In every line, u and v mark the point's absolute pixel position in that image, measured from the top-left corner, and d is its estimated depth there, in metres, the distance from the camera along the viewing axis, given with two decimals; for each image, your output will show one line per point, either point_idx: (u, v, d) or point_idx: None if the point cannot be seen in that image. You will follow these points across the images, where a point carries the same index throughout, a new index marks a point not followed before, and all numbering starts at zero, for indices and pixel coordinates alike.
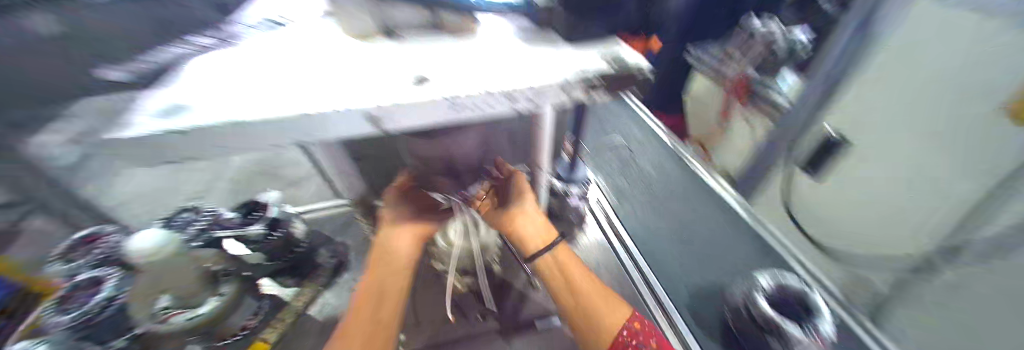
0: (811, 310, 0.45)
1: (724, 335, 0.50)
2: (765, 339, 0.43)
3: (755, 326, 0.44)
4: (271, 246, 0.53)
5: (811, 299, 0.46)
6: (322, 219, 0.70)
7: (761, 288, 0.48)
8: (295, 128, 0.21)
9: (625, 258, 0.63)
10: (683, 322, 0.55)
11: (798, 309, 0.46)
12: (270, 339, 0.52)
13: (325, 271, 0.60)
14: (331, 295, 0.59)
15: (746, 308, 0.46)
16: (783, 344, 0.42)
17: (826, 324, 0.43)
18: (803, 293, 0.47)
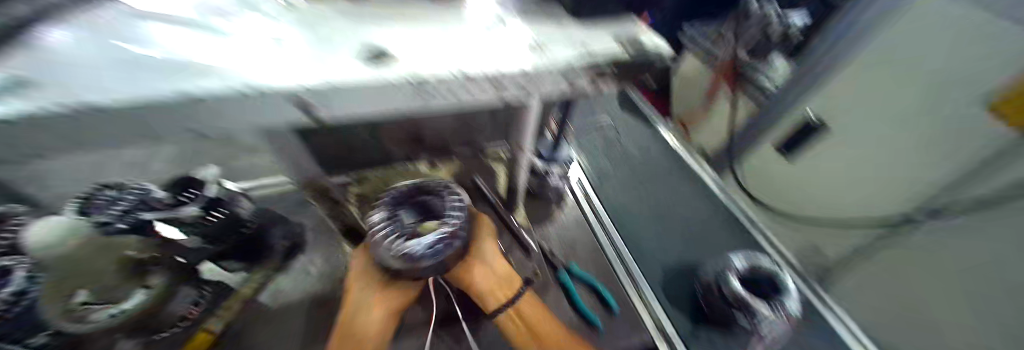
0: (780, 288, 0.48)
1: (695, 311, 0.53)
2: (736, 315, 0.45)
3: (728, 305, 0.46)
4: (212, 227, 0.45)
5: (780, 280, 0.49)
6: (273, 195, 0.61)
7: (738, 270, 0.49)
8: (233, 117, 0.22)
9: (602, 236, 0.61)
10: (658, 305, 0.53)
11: (769, 289, 0.49)
12: (215, 328, 0.45)
13: (278, 253, 0.53)
14: (287, 278, 0.53)
15: (723, 288, 0.48)
16: (751, 316, 0.44)
17: (793, 302, 0.46)
18: (773, 273, 0.49)
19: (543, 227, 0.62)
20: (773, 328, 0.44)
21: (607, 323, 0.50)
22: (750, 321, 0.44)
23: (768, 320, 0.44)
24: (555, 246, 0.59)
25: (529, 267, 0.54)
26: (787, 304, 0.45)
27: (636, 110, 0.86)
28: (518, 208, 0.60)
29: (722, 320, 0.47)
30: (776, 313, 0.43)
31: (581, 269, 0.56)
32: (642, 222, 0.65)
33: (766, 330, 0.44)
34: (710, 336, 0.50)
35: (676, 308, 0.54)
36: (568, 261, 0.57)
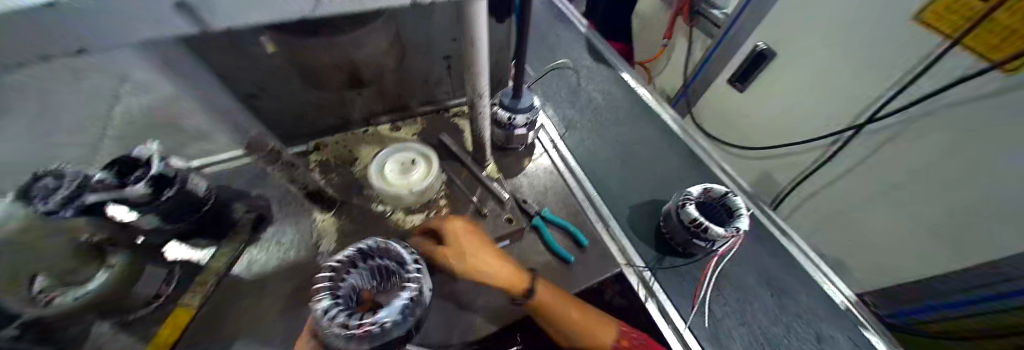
0: (731, 210, 0.50)
1: (660, 239, 0.58)
2: (692, 239, 0.49)
3: (685, 230, 0.50)
4: (169, 208, 0.42)
5: (730, 201, 0.51)
6: (229, 172, 0.57)
7: (694, 197, 0.52)
8: (91, 25, 0.15)
9: (570, 179, 0.62)
10: (625, 237, 0.58)
11: (723, 211, 0.52)
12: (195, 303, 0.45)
13: (245, 228, 0.51)
14: (258, 250, 0.52)
15: (681, 217, 0.50)
16: (703, 239, 0.48)
17: (742, 221, 0.48)
18: (726, 197, 0.51)
19: (514, 177, 0.62)
20: (726, 245, 0.49)
21: (578, 256, 0.54)
22: (706, 242, 0.48)
23: (722, 239, 0.48)
24: (528, 194, 0.61)
25: (502, 213, 0.56)
26: (740, 224, 0.48)
27: (600, 56, 0.86)
28: (487, 161, 0.61)
29: (684, 244, 0.52)
30: (729, 232, 0.46)
31: (553, 211, 0.58)
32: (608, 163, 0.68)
33: (716, 246, 0.49)
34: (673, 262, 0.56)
35: (644, 240, 0.58)
36: (540, 206, 0.59)
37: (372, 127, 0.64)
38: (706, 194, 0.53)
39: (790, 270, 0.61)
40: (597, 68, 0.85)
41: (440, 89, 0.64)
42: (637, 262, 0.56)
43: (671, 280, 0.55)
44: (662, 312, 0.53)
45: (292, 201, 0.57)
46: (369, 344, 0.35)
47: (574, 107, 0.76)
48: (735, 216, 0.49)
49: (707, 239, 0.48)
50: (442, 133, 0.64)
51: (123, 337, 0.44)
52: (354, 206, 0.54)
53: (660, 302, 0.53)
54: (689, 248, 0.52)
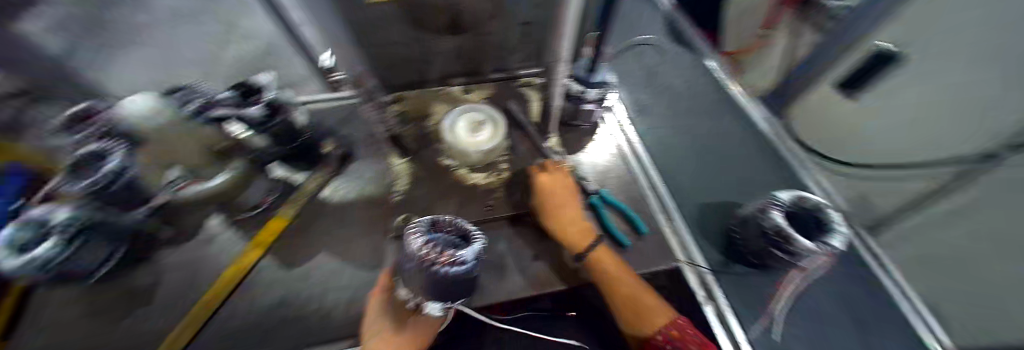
0: (824, 225, 0.45)
1: (727, 245, 0.53)
2: (769, 248, 0.45)
3: (763, 237, 0.45)
4: (275, 129, 0.47)
5: (824, 214, 0.46)
6: (324, 111, 0.66)
7: (781, 203, 0.47)
8: None
9: (636, 165, 0.60)
10: (688, 233, 0.55)
11: (813, 225, 0.47)
12: (288, 215, 0.53)
13: (332, 161, 0.58)
14: (342, 181, 0.58)
15: (761, 222, 0.46)
16: (785, 251, 0.43)
17: (837, 238, 0.42)
18: (818, 209, 0.47)
19: (576, 154, 0.61)
20: (809, 261, 0.44)
21: (635, 243, 0.52)
22: (788, 255, 0.43)
23: (808, 255, 0.43)
24: (588, 172, 0.60)
25: None
26: (832, 241, 0.42)
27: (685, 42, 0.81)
28: (552, 133, 0.61)
29: (758, 254, 0.47)
30: (819, 248, 0.41)
31: (612, 194, 0.57)
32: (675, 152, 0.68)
33: (799, 261, 0.43)
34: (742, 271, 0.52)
35: (709, 240, 0.55)
36: (600, 186, 0.58)
37: (444, 88, 0.65)
38: (794, 203, 0.48)
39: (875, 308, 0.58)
40: (681, 59, 0.87)
41: (511, 57, 0.61)
42: (700, 265, 0.52)
43: (734, 288, 0.51)
44: (723, 322, 0.49)
45: (370, 143, 0.63)
46: (434, 286, 0.37)
47: (648, 94, 0.80)
48: (828, 234, 0.44)
49: (791, 252, 0.42)
50: (510, 100, 0.65)
51: (233, 232, 0.53)
52: (425, 157, 0.58)
53: (720, 308, 0.49)
54: (764, 259, 0.47)
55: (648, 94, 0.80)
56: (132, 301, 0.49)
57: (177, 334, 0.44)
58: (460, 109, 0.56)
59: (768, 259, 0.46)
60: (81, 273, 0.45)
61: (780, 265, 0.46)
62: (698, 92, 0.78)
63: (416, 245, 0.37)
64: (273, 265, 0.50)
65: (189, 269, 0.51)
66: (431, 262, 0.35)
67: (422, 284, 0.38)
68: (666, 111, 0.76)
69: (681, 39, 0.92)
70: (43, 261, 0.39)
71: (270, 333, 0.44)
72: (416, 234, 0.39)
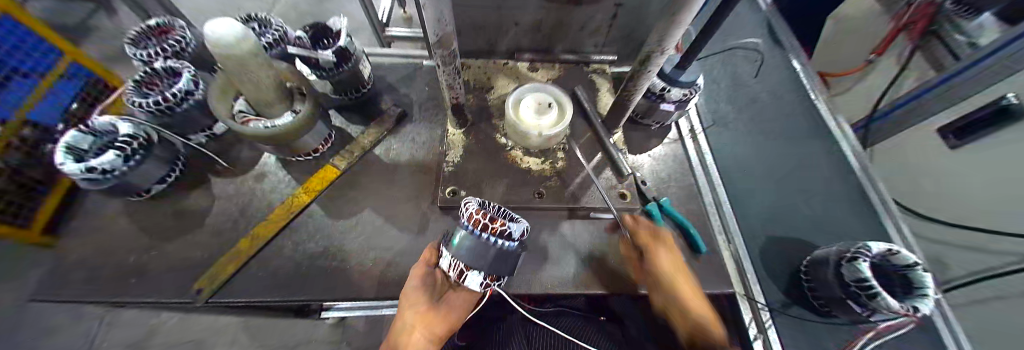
0: (913, 286, 0.42)
1: (794, 284, 0.53)
2: (845, 298, 0.42)
3: (841, 286, 0.43)
4: (338, 78, 0.51)
5: (916, 274, 0.42)
6: (383, 67, 0.64)
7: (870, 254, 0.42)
8: None
9: (703, 178, 0.57)
10: (750, 264, 0.53)
11: (902, 284, 0.43)
12: (340, 166, 0.52)
13: (389, 118, 0.57)
14: (395, 141, 0.57)
15: (840, 270, 0.43)
16: (862, 304, 0.40)
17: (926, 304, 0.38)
18: (909, 268, 0.42)
19: (638, 155, 0.57)
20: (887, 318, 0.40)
21: (689, 261, 0.49)
22: (866, 309, 0.40)
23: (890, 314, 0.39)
24: (648, 177, 0.56)
25: (616, 187, 0.52)
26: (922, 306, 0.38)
27: None
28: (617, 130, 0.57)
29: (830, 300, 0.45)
30: (908, 310, 0.38)
31: (671, 205, 0.53)
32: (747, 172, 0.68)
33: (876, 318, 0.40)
34: (802, 313, 0.51)
35: (772, 274, 0.55)
36: (659, 193, 0.54)
37: (512, 62, 0.64)
38: (880, 254, 0.44)
39: None
40: (774, 68, 0.80)
41: (589, 39, 0.61)
42: (759, 302, 0.51)
43: (794, 335, 0.50)
44: None
45: (426, 105, 0.61)
46: (478, 254, 0.37)
47: (728, 103, 0.77)
48: (918, 297, 0.40)
49: (870, 307, 0.39)
50: (577, 86, 0.61)
51: (283, 173, 0.54)
52: (481, 130, 0.56)
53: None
54: (833, 307, 0.45)
55: (728, 104, 0.77)
56: (183, 223, 0.50)
57: (221, 266, 0.45)
58: (527, 87, 0.54)
59: (839, 308, 0.44)
60: (141, 187, 0.48)
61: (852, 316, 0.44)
62: (785, 113, 0.73)
63: (471, 210, 0.37)
64: (320, 213, 0.49)
65: (237, 202, 0.52)
66: (483, 228, 0.36)
67: (474, 258, 0.37)
68: (748, 125, 0.74)
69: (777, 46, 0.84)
70: (105, 171, 0.42)
71: (310, 279, 0.44)
72: (474, 201, 0.39)
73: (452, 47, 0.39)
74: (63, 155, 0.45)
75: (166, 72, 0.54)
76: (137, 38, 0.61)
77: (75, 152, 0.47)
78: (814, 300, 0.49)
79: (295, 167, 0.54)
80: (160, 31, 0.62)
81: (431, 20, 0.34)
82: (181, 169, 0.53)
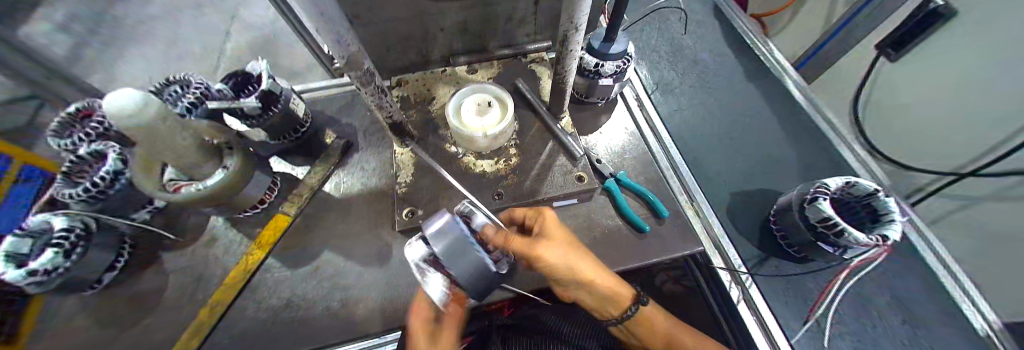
0: (877, 212, 0.43)
1: (767, 233, 0.53)
2: (815, 241, 0.43)
3: (809, 230, 0.43)
4: (271, 123, 0.49)
5: (879, 200, 0.42)
6: (322, 100, 0.62)
7: (830, 191, 0.43)
8: None
9: (656, 143, 0.57)
10: (715, 218, 0.54)
11: (867, 213, 0.44)
12: (291, 212, 0.50)
13: (335, 151, 0.56)
14: (345, 173, 0.55)
15: (805, 214, 0.44)
16: (832, 243, 0.41)
17: (894, 229, 0.39)
18: (871, 196, 0.43)
19: (589, 135, 0.58)
20: (859, 251, 0.41)
21: (656, 228, 0.49)
22: (836, 247, 0.41)
23: (860, 247, 0.40)
24: (603, 153, 0.56)
25: (573, 170, 0.52)
26: (887, 232, 0.39)
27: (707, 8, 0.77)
28: (563, 115, 0.56)
29: (804, 243, 0.45)
30: (874, 238, 0.38)
31: (630, 177, 0.53)
32: (697, 127, 0.72)
33: (847, 253, 0.41)
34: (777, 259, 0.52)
35: (743, 230, 0.55)
36: (617, 168, 0.54)
37: (449, 68, 0.63)
38: (841, 188, 0.45)
39: (934, 301, 0.52)
40: (710, 26, 0.86)
41: (521, 30, 0.61)
42: (734, 260, 0.51)
43: (774, 287, 0.52)
44: (756, 313, 0.49)
45: (371, 129, 0.60)
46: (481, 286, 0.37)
47: (672, 70, 0.82)
48: (884, 224, 0.40)
49: (840, 244, 0.40)
50: (518, 79, 0.61)
51: (234, 231, 0.52)
52: (427, 145, 0.55)
53: (759, 313, 0.48)
54: (807, 251, 0.46)
55: (673, 71, 0.82)
56: (141, 305, 0.48)
57: (181, 345, 0.43)
58: (464, 92, 0.53)
59: (814, 252, 0.45)
60: (91, 280, 0.46)
61: (826, 256, 0.45)
62: (727, 64, 0.78)
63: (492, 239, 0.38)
64: (278, 265, 0.48)
65: (193, 272, 0.50)
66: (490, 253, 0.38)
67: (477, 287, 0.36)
68: (696, 80, 0.79)
69: (710, 6, 0.89)
70: (49, 271, 0.39)
71: (276, 337, 0.43)
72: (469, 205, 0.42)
73: (367, 66, 0.38)
74: (4, 264, 0.41)
75: (93, 157, 0.50)
76: (60, 127, 0.56)
77: (16, 259, 0.43)
78: (789, 247, 0.49)
79: (246, 222, 0.52)
80: (84, 115, 0.58)
81: (330, 44, 0.33)
82: (131, 249, 0.51)
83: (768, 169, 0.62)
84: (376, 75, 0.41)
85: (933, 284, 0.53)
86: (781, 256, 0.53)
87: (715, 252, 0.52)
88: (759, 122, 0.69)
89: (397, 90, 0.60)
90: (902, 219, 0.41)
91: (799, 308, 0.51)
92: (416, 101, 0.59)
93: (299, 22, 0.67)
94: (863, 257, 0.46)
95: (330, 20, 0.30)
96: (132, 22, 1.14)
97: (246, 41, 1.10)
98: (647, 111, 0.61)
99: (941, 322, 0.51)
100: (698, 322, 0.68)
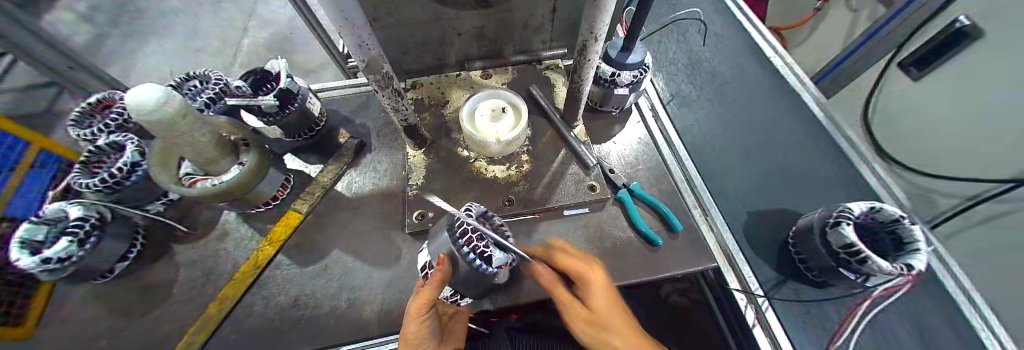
0: (902, 240, 0.42)
1: (784, 254, 0.53)
2: (836, 266, 0.42)
3: (831, 255, 0.42)
4: (287, 121, 0.49)
5: (904, 229, 0.41)
6: (336, 99, 0.63)
7: (853, 216, 0.42)
8: None
9: (670, 154, 0.56)
10: (729, 234, 0.53)
11: (891, 240, 0.43)
12: (302, 210, 0.51)
13: (348, 151, 0.56)
14: (357, 173, 0.56)
15: (827, 238, 0.43)
16: (854, 270, 0.40)
17: (919, 259, 0.38)
18: (896, 222, 0.42)
19: (603, 144, 0.57)
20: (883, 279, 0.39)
21: (668, 241, 0.48)
22: (857, 274, 0.40)
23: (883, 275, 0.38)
24: (616, 163, 0.56)
25: (585, 179, 0.52)
26: (913, 262, 0.38)
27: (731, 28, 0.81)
28: (577, 123, 0.56)
29: (824, 268, 0.44)
30: (900, 268, 0.37)
31: (643, 188, 0.53)
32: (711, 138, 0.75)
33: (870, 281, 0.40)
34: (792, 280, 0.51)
35: (758, 249, 0.54)
36: (630, 179, 0.54)
37: (465, 72, 0.63)
38: (865, 213, 0.43)
39: (954, 330, 0.51)
40: (727, 38, 0.86)
41: (537, 37, 0.61)
42: (747, 278, 0.50)
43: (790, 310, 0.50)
44: (769, 334, 0.48)
45: (384, 131, 0.60)
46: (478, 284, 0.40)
47: (689, 83, 0.85)
48: (911, 253, 0.39)
49: (864, 271, 0.39)
50: (532, 85, 0.61)
51: (246, 226, 0.52)
52: (439, 147, 0.55)
53: (774, 336, 0.47)
54: (827, 276, 0.45)
55: (691, 84, 0.85)
56: (150, 296, 0.49)
57: (190, 337, 0.43)
58: (478, 96, 0.53)
59: (834, 277, 0.44)
60: (103, 269, 0.47)
61: (847, 282, 0.44)
62: (744, 77, 0.78)
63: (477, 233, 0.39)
64: (287, 263, 0.48)
65: (203, 266, 0.50)
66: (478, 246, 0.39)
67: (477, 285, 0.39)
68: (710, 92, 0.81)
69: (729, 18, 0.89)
70: (61, 260, 0.40)
71: (283, 335, 0.43)
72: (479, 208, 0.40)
73: (384, 69, 0.38)
74: (18, 250, 0.41)
75: (112, 147, 0.51)
76: (79, 117, 0.57)
77: (30, 246, 0.44)
78: (807, 270, 0.48)
79: (257, 217, 0.53)
80: (103, 105, 0.59)
81: (352, 47, 0.33)
82: (143, 240, 0.51)
83: (781, 184, 0.62)
84: (393, 77, 0.41)
85: (956, 313, 0.52)
86: (797, 277, 0.51)
87: (727, 269, 0.51)
88: (774, 137, 0.68)
89: (412, 92, 0.61)
90: (928, 247, 0.40)
91: (819, 337, 0.50)
92: (430, 104, 0.59)
93: (317, 22, 0.68)
94: (886, 285, 0.45)
95: (355, 24, 0.30)
96: (152, 15, 1.16)
97: (263, 37, 1.12)
98: (662, 122, 0.61)
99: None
100: (706, 339, 0.67)
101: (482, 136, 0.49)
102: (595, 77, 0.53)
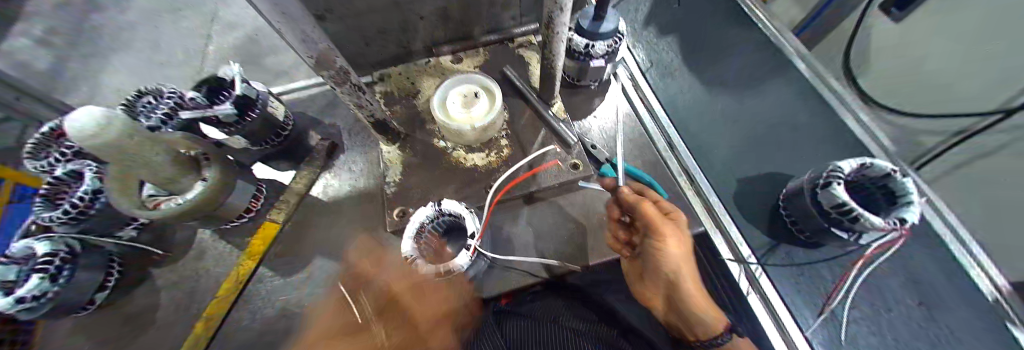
0: (894, 194, 0.41)
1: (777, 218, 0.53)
2: (828, 226, 0.42)
3: (821, 215, 0.42)
4: (251, 129, 0.46)
5: (896, 182, 0.40)
6: (303, 100, 0.60)
7: (844, 174, 0.41)
8: None
9: (652, 124, 0.55)
10: (716, 198, 0.53)
11: (884, 195, 0.43)
12: (278, 219, 0.49)
13: (319, 153, 0.53)
14: (331, 176, 0.54)
15: (818, 199, 0.42)
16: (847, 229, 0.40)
17: (912, 211, 0.37)
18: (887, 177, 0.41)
19: (583, 120, 0.56)
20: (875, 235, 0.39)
21: None
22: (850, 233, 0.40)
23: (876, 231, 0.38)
24: (597, 139, 0.54)
25: (568, 159, 0.50)
26: (905, 216, 0.37)
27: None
28: (554, 100, 0.54)
29: (816, 229, 0.44)
30: (892, 224, 0.36)
31: (626, 161, 0.52)
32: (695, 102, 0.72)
33: (864, 238, 0.40)
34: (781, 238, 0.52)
35: (747, 210, 0.54)
36: (612, 153, 0.53)
37: (433, 58, 0.60)
38: (856, 170, 0.43)
39: (938, 269, 0.52)
40: None
41: (505, 13, 0.57)
42: (736, 241, 0.51)
43: (779, 267, 0.51)
44: (761, 293, 0.49)
45: (356, 129, 0.58)
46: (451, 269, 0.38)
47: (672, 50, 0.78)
48: (903, 207, 0.39)
49: (857, 229, 0.39)
50: (505, 65, 0.58)
51: (223, 242, 0.51)
52: (415, 140, 0.53)
53: (765, 295, 0.48)
54: (819, 236, 0.45)
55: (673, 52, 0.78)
56: (136, 320, 0.48)
57: None
58: (447, 82, 0.50)
59: (826, 237, 0.44)
60: (83, 300, 0.44)
61: (838, 241, 0.44)
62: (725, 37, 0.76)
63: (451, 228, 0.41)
64: (270, 274, 0.47)
65: (185, 286, 0.49)
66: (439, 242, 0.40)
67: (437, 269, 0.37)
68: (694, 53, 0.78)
69: None
70: (37, 297, 0.38)
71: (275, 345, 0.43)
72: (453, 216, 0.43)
73: (339, 63, 0.35)
74: None
75: (70, 176, 0.49)
76: (33, 150, 0.54)
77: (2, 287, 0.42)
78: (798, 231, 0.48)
79: (234, 233, 0.51)
80: (58, 134, 0.56)
81: (296, 42, 0.31)
82: (120, 267, 0.49)
83: (766, 144, 0.61)
84: (351, 72, 0.38)
85: (940, 253, 0.53)
86: (786, 236, 0.52)
87: (717, 232, 0.51)
88: (757, 96, 0.67)
89: (380, 85, 0.58)
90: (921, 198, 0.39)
91: (814, 298, 0.50)
92: (400, 95, 0.56)
93: None
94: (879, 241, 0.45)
95: (294, 18, 0.27)
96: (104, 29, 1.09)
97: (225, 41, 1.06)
98: (642, 91, 0.59)
99: (946, 289, 0.51)
100: None
101: (456, 125, 0.46)
102: (567, 51, 0.50)
